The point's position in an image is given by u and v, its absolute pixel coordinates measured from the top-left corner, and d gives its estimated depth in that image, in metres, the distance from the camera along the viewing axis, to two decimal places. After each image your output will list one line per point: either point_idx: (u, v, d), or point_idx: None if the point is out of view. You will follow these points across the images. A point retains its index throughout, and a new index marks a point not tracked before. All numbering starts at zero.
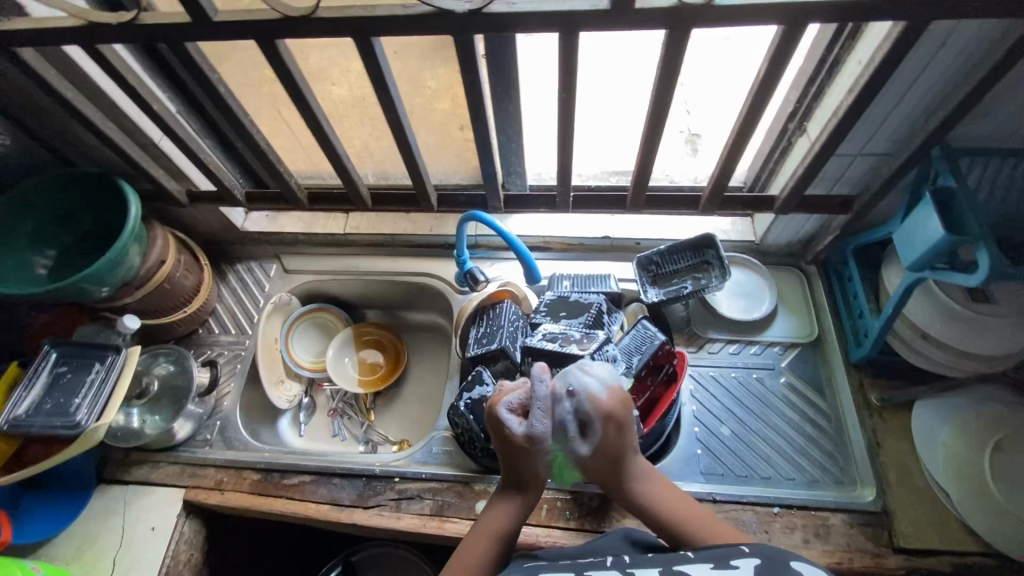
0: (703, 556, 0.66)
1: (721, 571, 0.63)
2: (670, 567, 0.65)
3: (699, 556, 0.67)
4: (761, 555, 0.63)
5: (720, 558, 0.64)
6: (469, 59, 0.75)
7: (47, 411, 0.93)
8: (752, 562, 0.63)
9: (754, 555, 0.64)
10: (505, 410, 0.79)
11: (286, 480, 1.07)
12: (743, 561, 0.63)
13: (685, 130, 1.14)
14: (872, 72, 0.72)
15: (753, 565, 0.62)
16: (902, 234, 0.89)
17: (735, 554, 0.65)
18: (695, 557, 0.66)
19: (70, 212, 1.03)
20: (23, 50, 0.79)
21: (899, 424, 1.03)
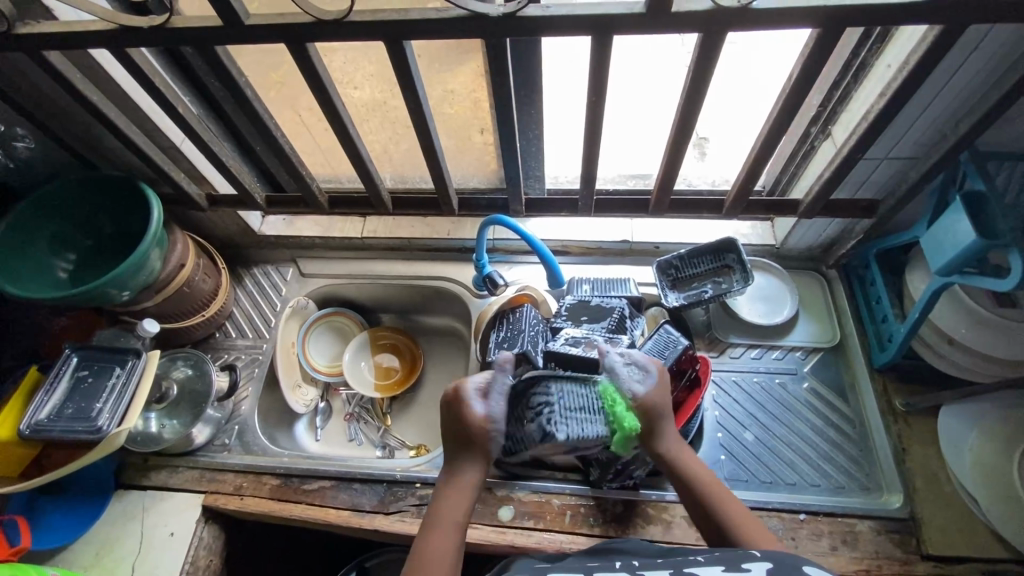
0: (716, 559, 0.63)
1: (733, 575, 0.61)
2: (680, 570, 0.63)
3: (710, 559, 0.64)
4: (773, 559, 0.62)
5: (731, 560, 0.62)
6: (499, 64, 0.75)
7: (68, 416, 0.92)
8: (765, 566, 0.61)
9: (767, 560, 0.62)
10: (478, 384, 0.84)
11: (306, 485, 1.06)
12: (755, 565, 0.61)
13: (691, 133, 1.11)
14: (905, 75, 0.72)
15: (766, 569, 0.61)
16: (930, 238, 0.89)
17: (747, 558, 0.62)
18: (706, 560, 0.63)
19: (92, 215, 1.03)
20: (50, 53, 0.79)
21: (924, 429, 1.02)
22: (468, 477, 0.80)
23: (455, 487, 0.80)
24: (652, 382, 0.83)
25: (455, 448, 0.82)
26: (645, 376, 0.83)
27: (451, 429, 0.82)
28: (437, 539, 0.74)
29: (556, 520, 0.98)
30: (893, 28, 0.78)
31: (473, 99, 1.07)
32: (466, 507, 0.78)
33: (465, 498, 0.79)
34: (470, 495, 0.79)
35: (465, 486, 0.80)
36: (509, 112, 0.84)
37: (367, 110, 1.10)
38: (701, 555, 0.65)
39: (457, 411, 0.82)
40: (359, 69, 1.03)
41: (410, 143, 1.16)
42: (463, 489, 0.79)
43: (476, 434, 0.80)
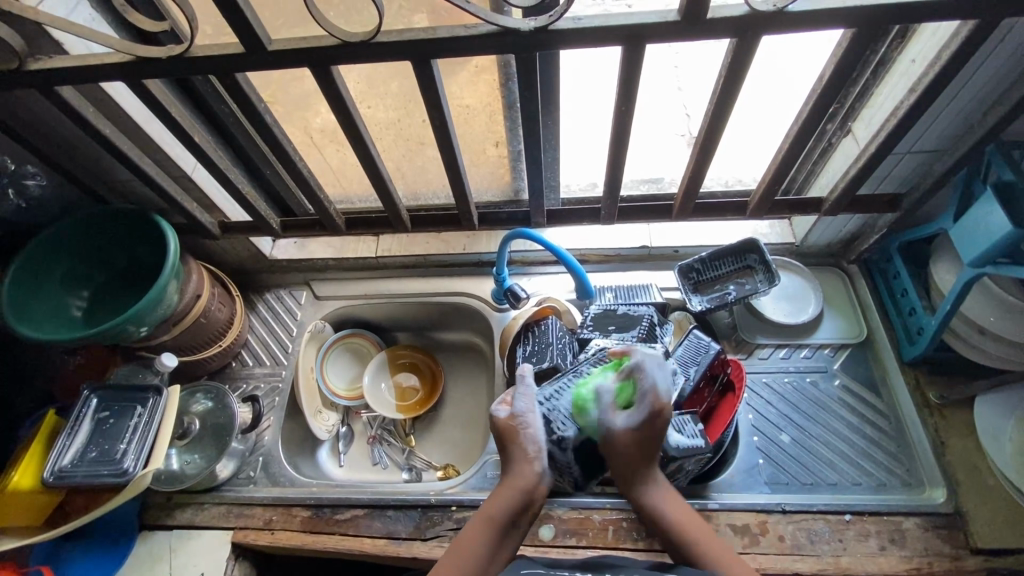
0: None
1: None
2: None
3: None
4: None
5: None
6: (528, 77, 0.74)
7: (92, 461, 0.89)
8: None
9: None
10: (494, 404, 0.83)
11: (338, 515, 1.03)
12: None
13: (685, 134, 1.17)
14: (935, 71, 0.72)
15: None
16: (960, 230, 0.88)
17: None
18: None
19: (104, 249, 1.01)
20: (63, 88, 0.76)
21: (961, 421, 1.01)
22: (517, 480, 0.75)
23: (504, 488, 0.75)
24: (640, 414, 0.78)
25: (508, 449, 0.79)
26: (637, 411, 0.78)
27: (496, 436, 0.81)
28: (471, 538, 0.71)
29: (598, 537, 0.96)
30: (914, 24, 0.78)
31: (489, 112, 1.06)
32: (512, 510, 0.73)
33: (511, 500, 0.74)
34: (517, 498, 0.74)
35: (510, 488, 0.75)
36: (535, 126, 0.83)
37: (381, 129, 1.08)
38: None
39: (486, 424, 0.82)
40: (373, 87, 1.01)
41: (424, 160, 1.15)
42: (509, 492, 0.74)
43: (505, 438, 0.79)
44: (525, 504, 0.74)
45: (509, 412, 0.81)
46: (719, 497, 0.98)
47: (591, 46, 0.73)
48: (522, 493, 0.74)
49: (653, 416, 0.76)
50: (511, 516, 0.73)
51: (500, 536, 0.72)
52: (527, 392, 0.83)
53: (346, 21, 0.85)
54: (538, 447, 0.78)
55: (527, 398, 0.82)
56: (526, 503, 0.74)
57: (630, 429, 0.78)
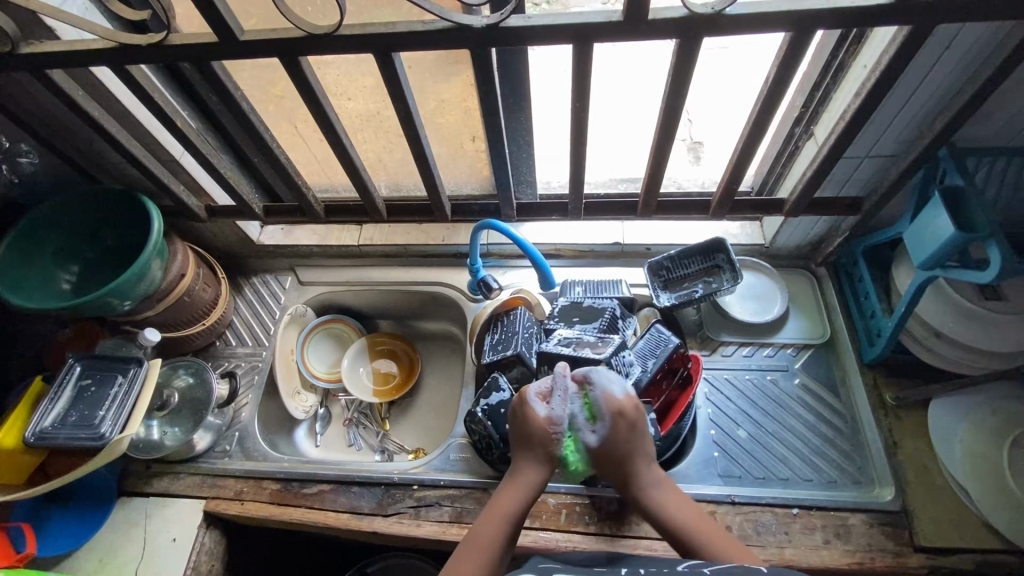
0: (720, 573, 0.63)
1: None
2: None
3: (715, 573, 0.63)
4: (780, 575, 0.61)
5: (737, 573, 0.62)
6: (486, 74, 0.79)
7: (73, 424, 0.94)
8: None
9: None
10: (533, 396, 0.85)
11: (306, 489, 1.08)
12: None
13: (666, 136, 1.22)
14: (879, 75, 0.74)
15: None
16: (912, 232, 0.90)
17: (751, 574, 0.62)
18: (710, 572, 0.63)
19: (96, 229, 1.06)
20: (53, 71, 0.82)
21: (915, 423, 1.03)
22: (524, 480, 0.81)
23: (512, 488, 0.81)
24: (606, 428, 0.82)
25: (517, 452, 0.84)
26: (603, 422, 0.82)
27: (525, 433, 0.83)
28: (478, 541, 0.74)
29: (551, 520, 0.99)
30: (867, 30, 0.80)
31: (464, 107, 1.10)
32: (523, 505, 0.79)
33: (520, 497, 0.80)
34: (527, 495, 0.80)
35: (519, 486, 0.80)
36: (497, 119, 0.86)
37: (361, 120, 1.13)
38: (706, 568, 0.64)
39: (520, 412, 0.85)
40: (353, 79, 1.06)
41: (404, 152, 1.20)
42: (518, 489, 0.80)
43: (536, 438, 0.82)
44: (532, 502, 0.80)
45: (547, 414, 0.83)
46: None
47: (549, 45, 0.77)
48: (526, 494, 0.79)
49: (624, 426, 0.82)
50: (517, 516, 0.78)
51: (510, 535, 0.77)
52: (565, 395, 0.84)
53: (322, 15, 0.89)
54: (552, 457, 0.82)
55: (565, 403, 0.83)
56: (532, 499, 0.80)
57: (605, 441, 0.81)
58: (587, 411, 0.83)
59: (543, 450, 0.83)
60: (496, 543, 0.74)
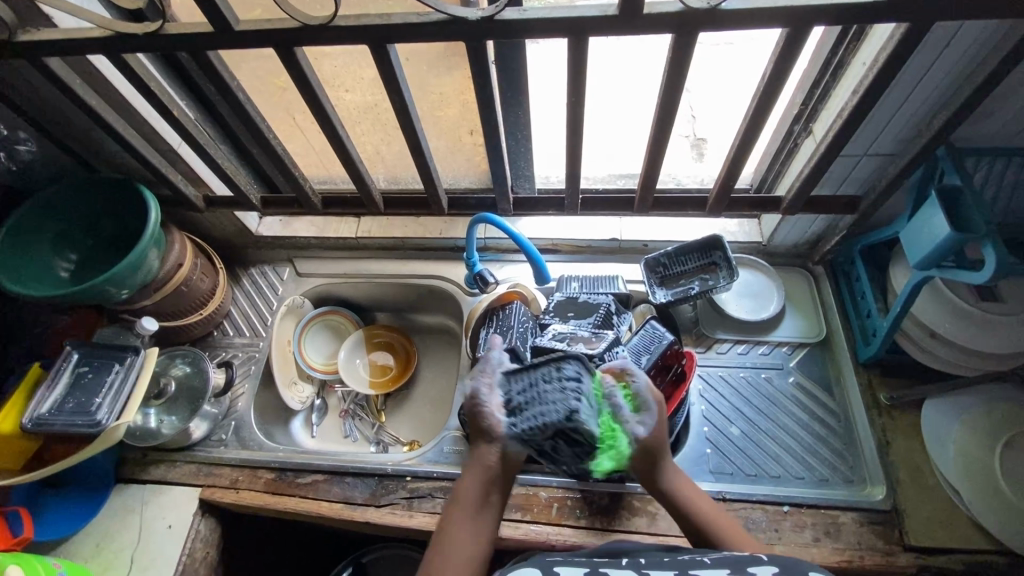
0: (720, 562, 0.66)
1: None
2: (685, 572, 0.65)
3: (716, 562, 0.66)
4: (779, 565, 0.64)
5: (737, 565, 0.64)
6: (482, 67, 0.78)
7: (69, 411, 0.95)
8: (770, 571, 0.63)
9: (771, 564, 0.64)
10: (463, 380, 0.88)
11: (300, 479, 1.08)
12: (760, 569, 0.63)
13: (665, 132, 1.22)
14: (875, 73, 0.74)
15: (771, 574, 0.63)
16: (909, 232, 0.90)
17: (751, 562, 0.65)
18: (711, 562, 0.66)
19: (93, 217, 1.07)
20: (50, 59, 0.82)
21: (908, 423, 1.03)
22: (479, 462, 0.79)
23: (470, 473, 0.79)
24: (652, 420, 0.82)
25: (472, 438, 0.83)
26: (649, 414, 0.82)
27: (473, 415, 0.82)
28: (451, 528, 0.74)
29: (543, 513, 0.99)
30: (867, 27, 0.80)
31: (462, 100, 1.10)
32: (484, 488, 0.78)
33: (478, 480, 0.78)
34: (484, 475, 0.78)
35: (476, 470, 0.79)
36: (494, 112, 0.86)
37: (359, 112, 1.13)
38: (706, 557, 0.68)
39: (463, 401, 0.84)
40: (351, 70, 1.06)
41: (402, 144, 1.19)
42: (475, 474, 0.79)
43: (473, 417, 0.82)
44: (495, 482, 0.79)
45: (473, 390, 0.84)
46: None
47: (545, 38, 0.76)
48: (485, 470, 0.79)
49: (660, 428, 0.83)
50: (483, 492, 0.77)
51: (479, 521, 0.75)
52: (489, 367, 0.86)
53: (320, 6, 0.89)
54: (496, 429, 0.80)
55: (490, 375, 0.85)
56: (493, 478, 0.78)
57: (655, 430, 0.82)
58: (631, 403, 0.84)
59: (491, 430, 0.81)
60: (468, 527, 0.74)
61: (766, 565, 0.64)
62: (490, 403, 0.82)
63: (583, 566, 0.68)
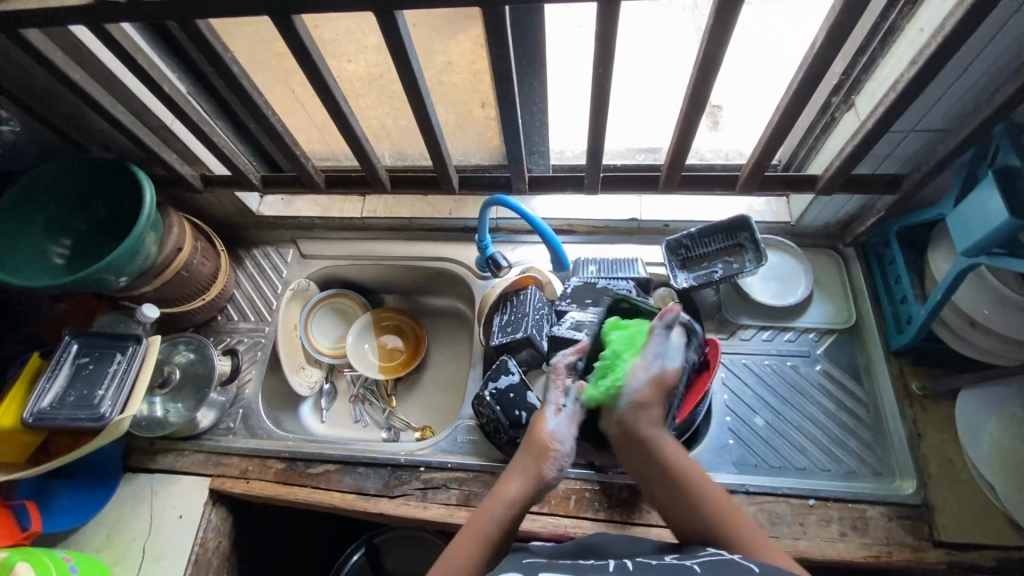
0: (711, 569, 0.61)
1: None
2: None
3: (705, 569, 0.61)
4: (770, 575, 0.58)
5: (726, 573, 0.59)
6: (498, 37, 0.72)
7: (71, 404, 0.91)
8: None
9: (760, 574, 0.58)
10: (550, 412, 0.87)
11: (311, 469, 1.06)
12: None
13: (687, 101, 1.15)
14: (939, 41, 0.67)
15: None
16: (958, 215, 0.84)
17: (741, 573, 0.59)
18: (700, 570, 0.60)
19: (84, 201, 1.01)
20: (27, 31, 0.75)
21: (940, 413, 0.99)
22: (514, 490, 0.80)
23: (499, 501, 0.79)
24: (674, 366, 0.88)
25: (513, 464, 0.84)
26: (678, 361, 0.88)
27: (530, 449, 0.84)
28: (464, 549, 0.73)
29: (560, 505, 0.97)
30: None
31: (473, 71, 1.03)
32: (507, 524, 0.77)
33: (506, 508, 0.78)
34: (511, 511, 0.78)
35: (507, 496, 0.79)
36: (510, 86, 0.79)
37: (362, 84, 1.06)
38: (696, 563, 0.62)
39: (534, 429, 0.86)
40: (354, 39, 1.00)
41: (409, 119, 1.12)
42: (503, 499, 0.79)
43: (538, 451, 0.83)
44: (518, 518, 0.79)
45: (552, 428, 0.85)
46: None
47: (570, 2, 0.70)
48: (517, 506, 0.79)
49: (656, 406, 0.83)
50: (505, 528, 0.77)
51: (492, 550, 0.75)
52: (573, 419, 0.87)
53: None
54: (548, 478, 0.83)
55: (571, 425, 0.86)
56: (519, 514, 0.79)
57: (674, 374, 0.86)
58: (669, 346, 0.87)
59: (537, 464, 0.83)
60: (481, 550, 0.74)
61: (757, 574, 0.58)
62: (560, 457, 0.84)
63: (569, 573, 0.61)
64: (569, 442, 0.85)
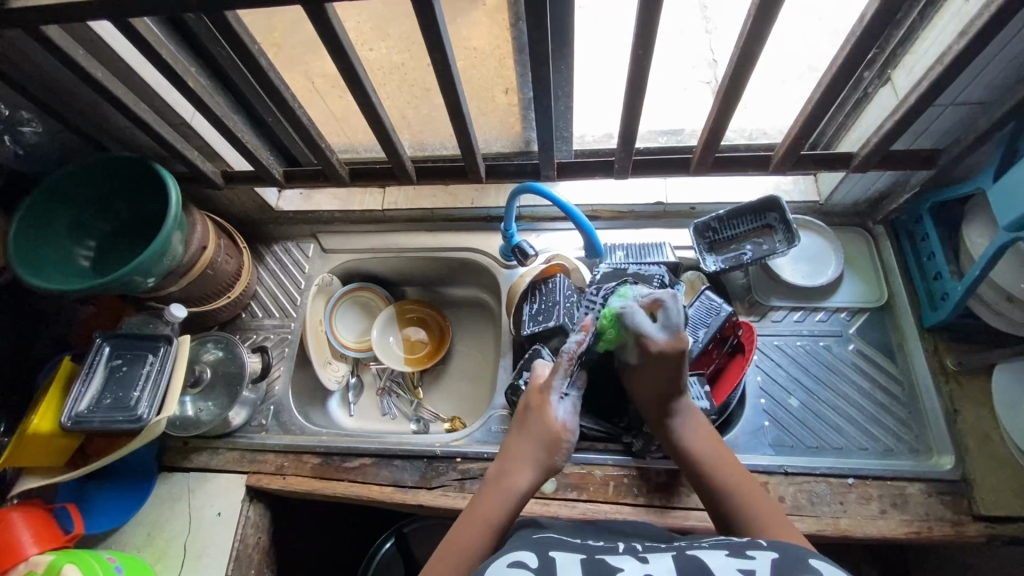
0: (719, 545, 0.59)
1: (736, 560, 0.55)
2: (683, 553, 0.57)
3: (715, 545, 0.59)
4: (779, 550, 0.55)
5: (735, 547, 0.57)
6: (536, 19, 0.70)
7: (108, 407, 0.91)
8: (769, 555, 0.55)
9: (770, 548, 0.56)
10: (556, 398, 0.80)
11: (347, 463, 1.06)
12: (759, 553, 0.55)
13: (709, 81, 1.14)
14: (992, 11, 0.65)
15: (770, 558, 0.55)
16: (998, 189, 0.82)
17: (751, 548, 0.57)
18: (709, 546, 0.59)
19: (107, 200, 1.00)
20: (49, 28, 0.73)
21: (976, 388, 0.99)
22: (518, 483, 0.74)
23: (500, 491, 0.73)
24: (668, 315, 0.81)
25: (514, 450, 0.77)
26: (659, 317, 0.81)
27: (532, 431, 0.78)
28: (462, 546, 0.68)
29: (599, 491, 0.97)
30: None
31: (498, 55, 1.03)
32: (507, 516, 0.71)
33: (507, 504, 0.72)
34: (511, 503, 0.72)
35: (511, 492, 0.73)
36: (545, 71, 0.78)
37: (384, 73, 1.05)
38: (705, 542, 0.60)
39: (534, 408, 0.80)
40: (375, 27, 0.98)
41: (430, 108, 1.10)
42: (503, 495, 0.73)
43: (541, 435, 0.77)
44: (517, 513, 0.73)
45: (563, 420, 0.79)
46: None
47: None
48: (518, 498, 0.73)
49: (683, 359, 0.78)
50: (505, 519, 0.71)
51: (491, 544, 0.69)
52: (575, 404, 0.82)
53: None
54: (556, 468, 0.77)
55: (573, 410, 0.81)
56: (519, 508, 0.73)
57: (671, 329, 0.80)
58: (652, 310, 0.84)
59: (543, 455, 0.76)
60: (484, 545, 0.68)
61: (766, 548, 0.56)
62: (568, 443, 0.78)
63: (578, 553, 0.59)
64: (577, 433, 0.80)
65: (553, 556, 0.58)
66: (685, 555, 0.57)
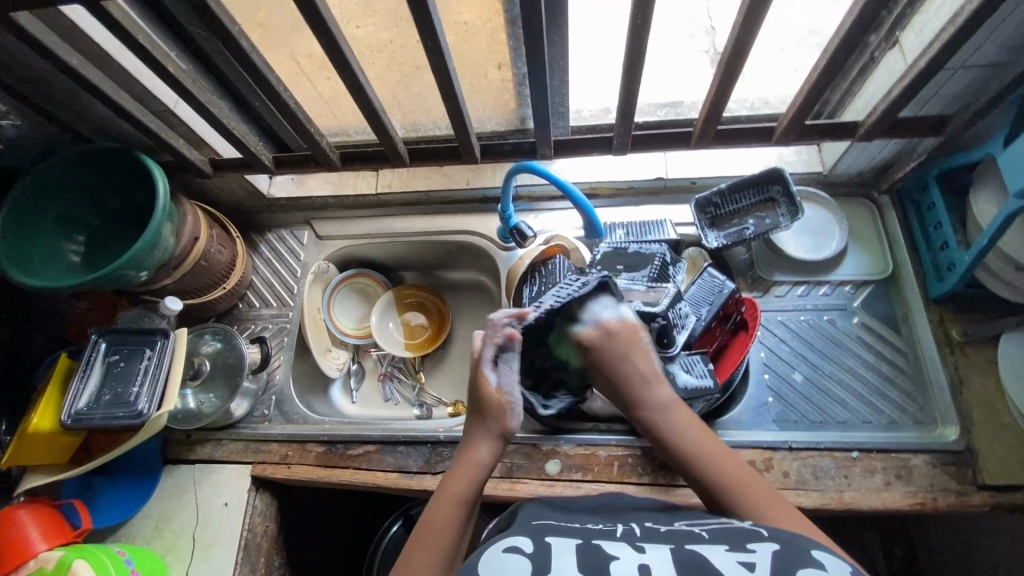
0: (718, 536, 0.58)
1: (736, 554, 0.54)
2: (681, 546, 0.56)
3: (713, 535, 0.58)
4: (780, 541, 0.55)
5: (736, 541, 0.56)
6: None
7: (108, 404, 0.90)
8: (770, 547, 0.54)
9: (772, 540, 0.56)
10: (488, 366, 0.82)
11: (351, 450, 1.06)
12: (759, 545, 0.55)
13: (708, 49, 1.11)
14: None
15: (771, 550, 0.54)
16: (1008, 156, 0.79)
17: (752, 539, 0.56)
18: (709, 537, 0.58)
19: (94, 192, 0.98)
20: (19, 15, 0.70)
21: (982, 358, 0.98)
22: (480, 456, 0.76)
23: (462, 468, 0.75)
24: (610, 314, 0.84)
25: (468, 430, 0.79)
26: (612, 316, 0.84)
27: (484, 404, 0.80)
28: (436, 523, 0.69)
29: (603, 472, 0.97)
30: None
31: (489, 29, 0.97)
32: (475, 490, 0.74)
33: (473, 478, 0.74)
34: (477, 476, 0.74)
35: (475, 466, 0.75)
36: (540, 45, 0.75)
37: (372, 51, 1.01)
38: (704, 530, 0.60)
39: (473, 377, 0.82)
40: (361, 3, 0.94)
41: (421, 86, 1.07)
42: (468, 470, 0.75)
43: (491, 406, 0.79)
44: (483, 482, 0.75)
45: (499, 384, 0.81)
46: (726, 435, 0.98)
47: None
48: (482, 469, 0.75)
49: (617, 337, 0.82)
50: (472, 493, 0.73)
51: (462, 516, 0.71)
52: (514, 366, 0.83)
53: None
54: (511, 432, 0.79)
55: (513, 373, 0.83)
56: (484, 480, 0.75)
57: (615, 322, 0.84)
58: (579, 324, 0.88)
59: (498, 425, 0.79)
60: (456, 522, 0.70)
61: (767, 540, 0.56)
62: (515, 405, 0.80)
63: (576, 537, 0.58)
64: (520, 394, 0.81)
65: (549, 543, 0.57)
66: (684, 547, 0.56)
